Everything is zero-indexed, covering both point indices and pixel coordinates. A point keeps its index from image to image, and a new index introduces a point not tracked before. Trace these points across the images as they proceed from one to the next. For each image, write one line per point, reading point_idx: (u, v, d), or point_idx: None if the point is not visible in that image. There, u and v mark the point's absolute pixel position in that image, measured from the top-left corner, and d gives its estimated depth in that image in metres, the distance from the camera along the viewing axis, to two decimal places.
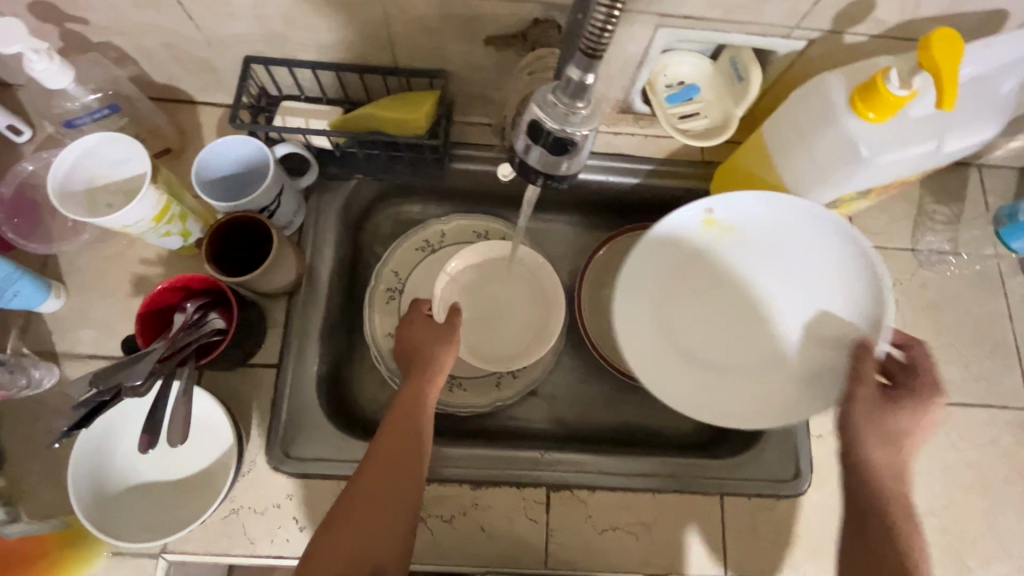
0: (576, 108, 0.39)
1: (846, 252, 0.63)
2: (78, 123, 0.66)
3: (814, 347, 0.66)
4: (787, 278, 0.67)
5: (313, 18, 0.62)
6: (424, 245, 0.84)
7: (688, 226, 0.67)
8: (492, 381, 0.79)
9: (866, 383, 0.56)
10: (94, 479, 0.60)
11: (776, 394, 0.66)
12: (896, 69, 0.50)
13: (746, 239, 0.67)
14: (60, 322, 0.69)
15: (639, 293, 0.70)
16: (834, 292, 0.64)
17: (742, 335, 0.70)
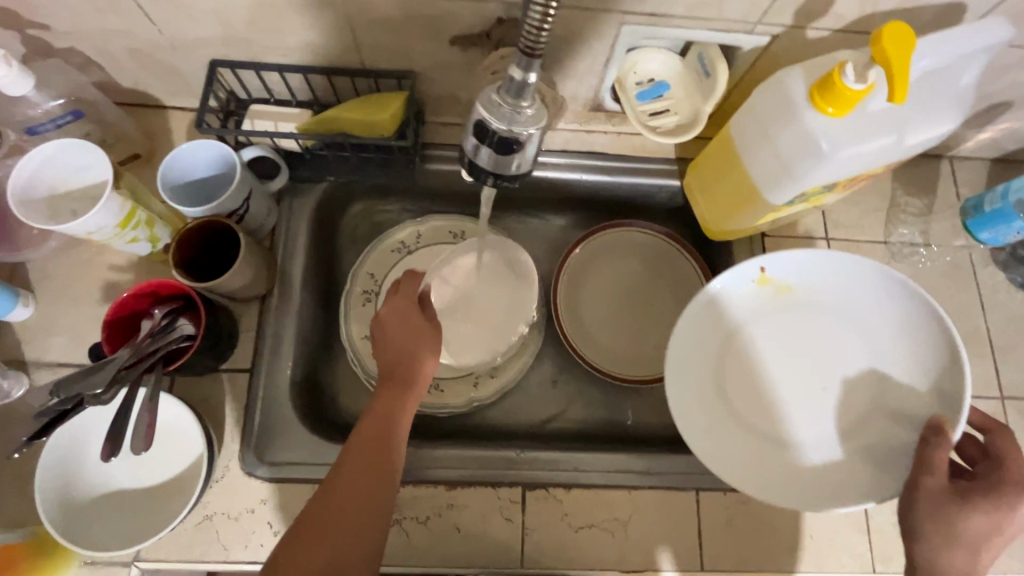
0: (521, 108, 0.39)
1: (910, 317, 0.65)
2: (42, 130, 0.66)
3: (877, 421, 0.66)
4: (850, 348, 0.69)
5: (276, 20, 0.62)
6: (400, 247, 0.84)
7: (748, 286, 0.69)
8: (470, 381, 0.79)
9: (935, 474, 0.54)
10: (64, 489, 0.60)
11: (845, 470, 0.65)
12: (852, 64, 0.51)
13: (808, 306, 0.70)
14: (28, 331, 0.69)
15: (699, 355, 0.69)
16: (898, 362, 0.66)
17: (812, 405, 0.69)
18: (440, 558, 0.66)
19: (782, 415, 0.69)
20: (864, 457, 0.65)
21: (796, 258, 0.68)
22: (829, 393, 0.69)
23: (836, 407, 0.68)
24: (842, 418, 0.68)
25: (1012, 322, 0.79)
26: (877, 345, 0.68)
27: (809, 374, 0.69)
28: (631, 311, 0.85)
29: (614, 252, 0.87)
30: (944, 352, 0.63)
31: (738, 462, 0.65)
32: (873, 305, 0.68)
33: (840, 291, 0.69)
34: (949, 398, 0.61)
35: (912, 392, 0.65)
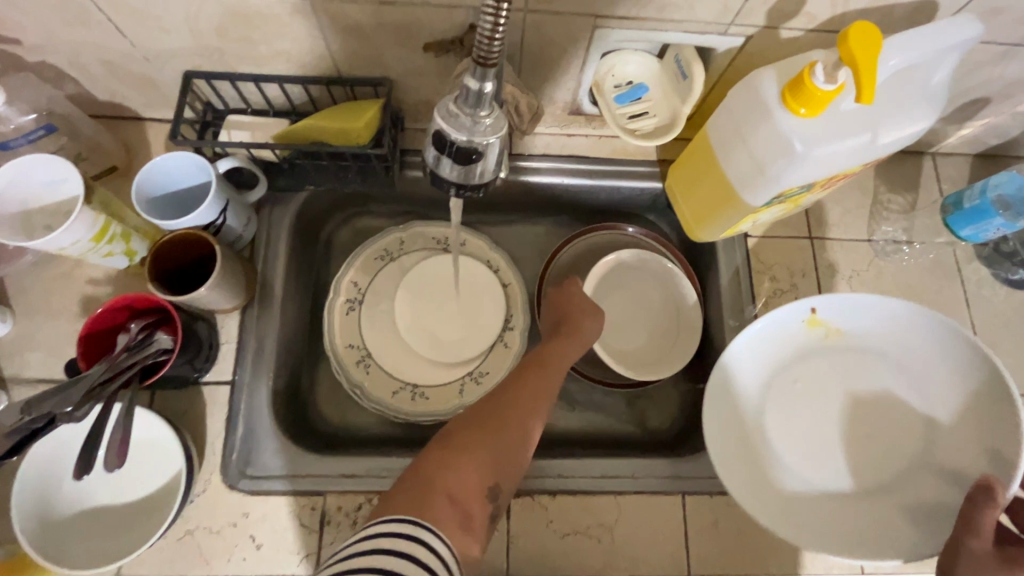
0: (480, 118, 0.39)
1: (961, 367, 0.65)
2: (14, 146, 0.65)
3: (924, 477, 0.66)
4: (896, 394, 0.70)
5: (247, 30, 0.62)
6: (384, 255, 0.83)
7: (799, 328, 0.70)
8: (456, 388, 0.78)
9: (986, 538, 0.53)
10: (41, 507, 0.59)
11: (889, 524, 0.65)
12: (822, 64, 0.51)
13: (855, 349, 0.71)
14: (5, 348, 0.68)
15: (743, 400, 0.69)
16: (951, 413, 0.66)
17: (860, 456, 0.69)
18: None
19: (827, 460, 0.69)
20: (904, 512, 0.65)
21: (847, 302, 0.68)
22: (875, 438, 0.69)
23: (885, 457, 0.68)
24: (890, 471, 0.67)
25: (996, 318, 0.79)
26: (926, 395, 0.68)
27: (854, 418, 0.70)
28: (623, 315, 0.84)
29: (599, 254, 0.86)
30: (1000, 412, 0.62)
31: (780, 510, 0.65)
32: (924, 353, 0.68)
33: (892, 338, 0.69)
34: (1001, 458, 0.60)
35: (962, 448, 0.65)
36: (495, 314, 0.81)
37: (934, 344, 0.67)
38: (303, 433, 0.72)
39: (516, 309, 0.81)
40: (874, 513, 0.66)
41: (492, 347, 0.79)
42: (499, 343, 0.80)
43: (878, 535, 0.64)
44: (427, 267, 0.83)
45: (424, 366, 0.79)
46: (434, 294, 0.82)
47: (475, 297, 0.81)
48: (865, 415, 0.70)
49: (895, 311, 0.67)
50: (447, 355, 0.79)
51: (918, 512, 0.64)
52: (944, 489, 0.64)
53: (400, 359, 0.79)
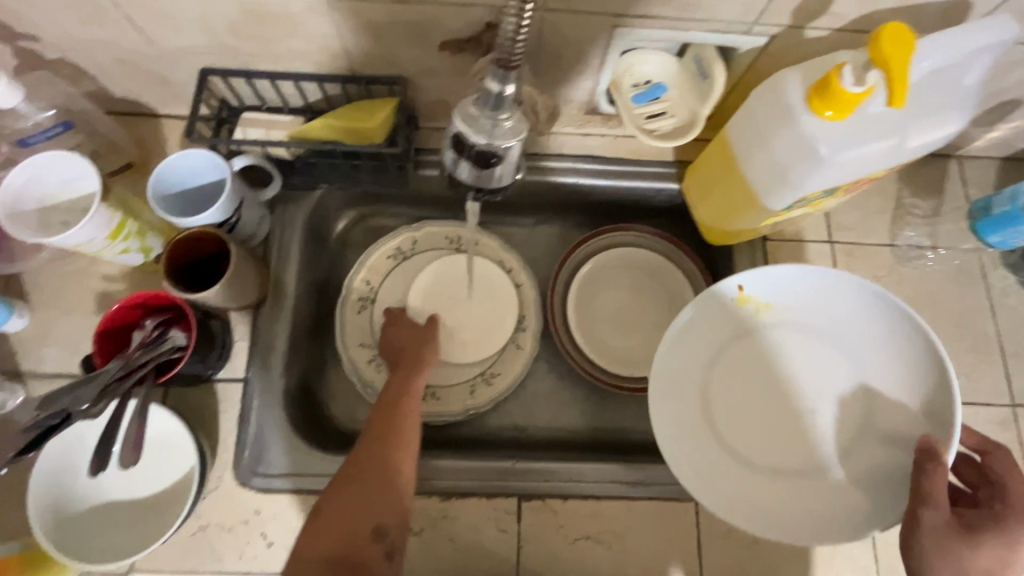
0: (500, 121, 0.38)
1: (892, 328, 0.63)
2: (33, 142, 0.65)
3: (869, 445, 0.63)
4: (835, 367, 0.66)
5: (263, 28, 0.61)
6: (396, 254, 0.82)
7: (725, 305, 0.67)
8: (467, 389, 0.78)
9: (941, 509, 0.50)
10: (56, 502, 0.60)
11: (847, 504, 0.62)
12: (850, 66, 0.49)
13: (786, 323, 0.68)
14: (24, 343, 0.69)
15: (678, 386, 0.67)
16: (886, 378, 0.64)
17: (798, 434, 0.66)
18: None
19: (769, 441, 0.66)
20: (858, 486, 0.62)
21: (773, 275, 0.65)
22: (816, 415, 0.66)
23: (830, 430, 0.65)
24: (830, 443, 0.65)
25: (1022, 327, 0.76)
26: (860, 363, 0.65)
27: (794, 396, 0.67)
28: (638, 317, 0.83)
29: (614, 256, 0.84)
30: (935, 369, 0.60)
31: (729, 496, 0.63)
32: (856, 319, 0.65)
33: (826, 309, 0.66)
34: (941, 419, 0.58)
35: (901, 413, 0.62)
36: (507, 315, 0.80)
37: (865, 307, 0.64)
38: (313, 431, 0.72)
39: (529, 310, 0.80)
40: (828, 493, 0.63)
41: (505, 348, 0.79)
42: (511, 344, 0.79)
43: (836, 520, 0.61)
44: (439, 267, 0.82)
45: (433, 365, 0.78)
46: (441, 293, 0.81)
47: (487, 298, 0.81)
48: (807, 391, 0.67)
49: (823, 279, 0.64)
50: (456, 355, 0.78)
51: (872, 484, 0.62)
52: (892, 455, 0.61)
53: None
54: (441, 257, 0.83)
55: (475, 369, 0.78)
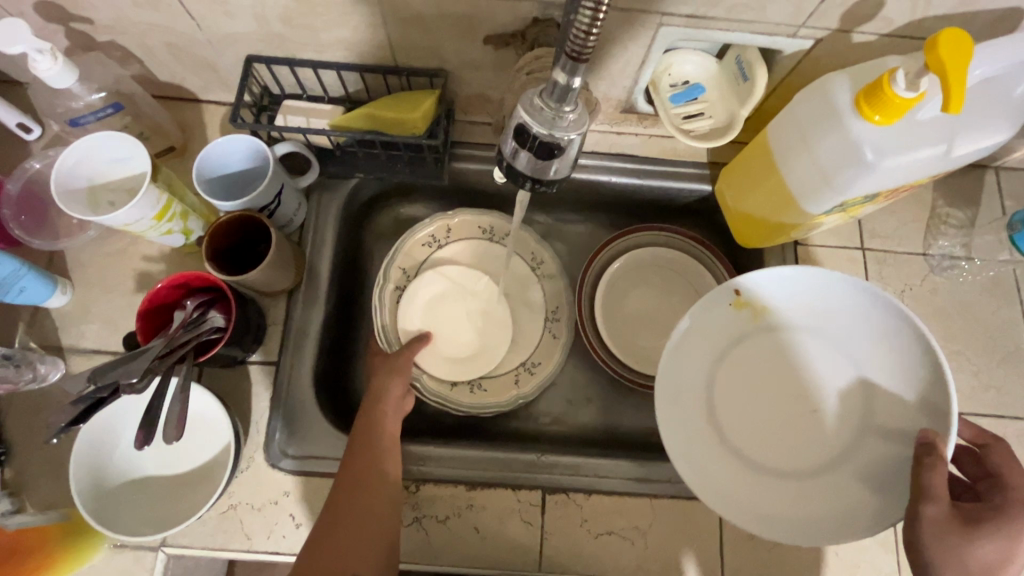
0: (564, 113, 0.39)
1: (890, 325, 0.61)
2: (83, 122, 0.67)
3: (872, 442, 0.63)
4: (830, 363, 0.66)
5: (313, 18, 0.62)
6: (431, 241, 0.81)
7: (723, 310, 0.67)
8: (513, 378, 0.77)
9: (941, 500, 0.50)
10: (95, 474, 0.61)
11: (849, 500, 0.61)
12: (904, 71, 0.49)
13: (785, 324, 0.67)
14: (65, 318, 0.71)
15: (684, 388, 0.67)
16: (886, 373, 0.62)
17: (803, 433, 0.66)
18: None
19: (773, 442, 0.66)
20: (859, 479, 0.62)
21: (772, 279, 0.64)
22: (815, 412, 0.66)
23: (835, 428, 0.65)
24: (836, 440, 0.65)
25: None
26: (859, 359, 0.64)
27: (794, 395, 0.67)
28: (665, 320, 0.83)
29: (641, 258, 0.84)
30: (925, 361, 0.58)
31: (730, 490, 0.62)
32: (854, 318, 0.63)
33: (818, 308, 0.65)
34: (939, 413, 0.57)
35: (899, 407, 0.61)
36: (540, 304, 0.81)
37: (864, 307, 0.62)
38: (341, 419, 0.73)
39: (562, 301, 0.80)
40: (830, 489, 0.63)
41: (541, 337, 0.79)
42: (547, 332, 0.79)
43: (839, 516, 0.60)
44: (473, 260, 0.83)
45: (475, 360, 0.77)
46: (466, 280, 0.81)
47: (518, 288, 0.82)
48: (809, 387, 0.67)
49: (824, 281, 0.63)
50: (503, 347, 0.78)
51: (873, 479, 0.61)
52: (892, 450, 0.61)
53: (437, 359, 0.76)
54: (476, 247, 0.83)
55: (521, 361, 0.78)
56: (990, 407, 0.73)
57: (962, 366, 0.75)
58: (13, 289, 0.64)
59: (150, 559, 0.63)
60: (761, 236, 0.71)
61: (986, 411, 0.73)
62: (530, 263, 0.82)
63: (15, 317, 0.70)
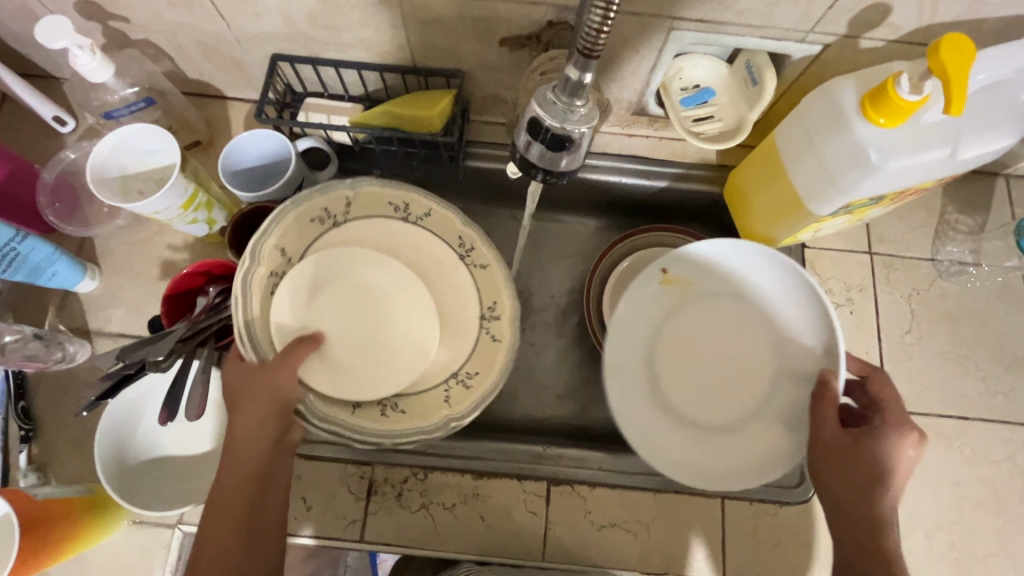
0: (575, 107, 0.41)
1: (794, 280, 0.58)
2: (117, 114, 0.70)
3: (784, 389, 0.62)
4: (746, 322, 0.65)
5: (336, 19, 0.65)
6: (324, 216, 0.62)
7: (651, 289, 0.66)
8: (441, 396, 0.63)
9: (825, 430, 0.53)
10: (118, 451, 0.64)
11: (769, 446, 0.61)
12: (908, 75, 0.51)
13: (708, 295, 0.66)
14: (93, 303, 0.74)
15: (625, 374, 0.67)
16: (793, 327, 0.60)
17: (728, 392, 0.66)
18: (401, 526, 0.68)
19: (706, 403, 0.67)
20: (778, 424, 0.62)
21: (685, 253, 0.63)
22: (744, 368, 0.65)
23: (753, 386, 0.65)
24: (754, 394, 0.64)
25: None
26: (770, 316, 0.62)
27: (723, 351, 0.67)
28: None
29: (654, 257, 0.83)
30: (822, 313, 0.57)
31: (692, 459, 0.64)
32: (760, 278, 0.61)
33: (736, 272, 0.63)
34: (832, 352, 0.56)
35: (803, 353, 0.60)
36: (474, 302, 0.66)
37: (772, 268, 0.60)
38: None
39: (501, 295, 0.65)
40: (764, 439, 0.62)
41: (478, 342, 0.65)
42: (484, 334, 0.65)
43: (759, 460, 0.61)
44: (380, 243, 0.65)
45: (396, 370, 0.61)
46: (367, 264, 0.63)
47: (447, 288, 0.66)
48: (734, 347, 0.66)
49: (738, 248, 0.61)
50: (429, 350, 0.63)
51: (791, 420, 0.61)
52: (800, 394, 0.60)
53: (343, 372, 0.59)
54: (381, 228, 0.65)
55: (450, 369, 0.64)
56: (996, 412, 0.73)
57: (968, 371, 0.75)
58: (45, 273, 0.67)
59: (167, 536, 0.66)
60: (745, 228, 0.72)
61: (992, 416, 0.73)
62: (458, 250, 0.66)
63: (45, 300, 0.73)
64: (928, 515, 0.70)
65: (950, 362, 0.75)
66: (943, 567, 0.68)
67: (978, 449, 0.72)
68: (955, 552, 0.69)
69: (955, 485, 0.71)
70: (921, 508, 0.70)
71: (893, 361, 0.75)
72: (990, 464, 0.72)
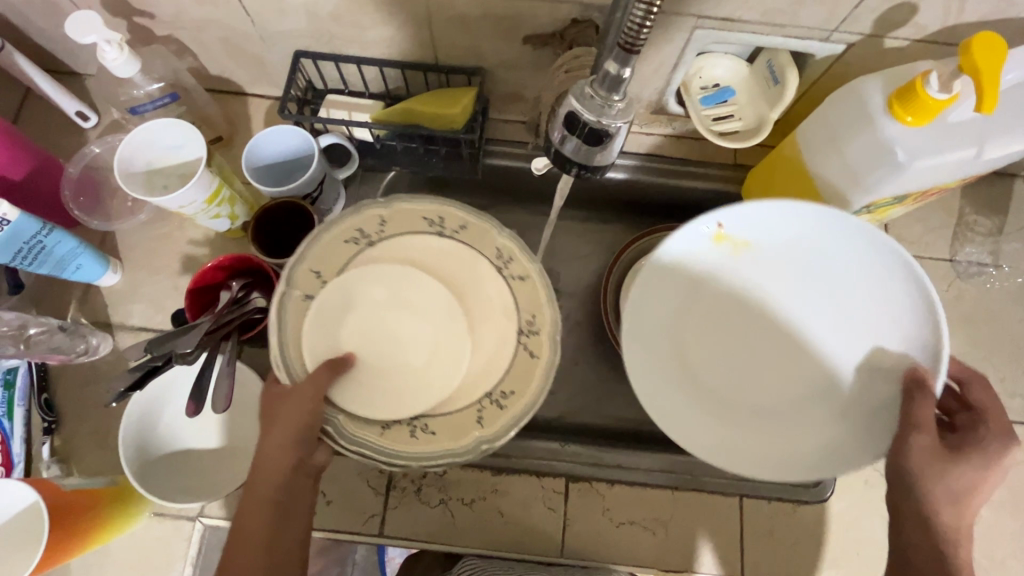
0: (612, 102, 0.41)
1: (877, 263, 0.55)
2: (142, 110, 0.71)
3: (842, 377, 0.59)
4: (798, 300, 0.61)
5: (360, 17, 0.65)
6: (359, 236, 0.56)
7: (701, 245, 0.59)
8: (474, 415, 0.53)
9: (924, 436, 0.49)
10: (141, 443, 0.64)
11: (828, 435, 0.58)
12: (937, 74, 0.51)
13: (760, 261, 0.60)
14: (115, 296, 0.74)
15: (660, 353, 0.62)
16: (866, 309, 0.57)
17: (768, 371, 0.62)
18: (419, 521, 0.68)
19: (743, 384, 0.62)
20: (835, 413, 0.58)
21: (754, 209, 0.56)
22: (785, 358, 0.62)
23: (796, 371, 0.61)
24: (796, 375, 0.61)
25: None
26: (834, 296, 0.59)
27: (764, 338, 0.63)
28: None
29: None
30: (914, 300, 0.53)
31: (738, 447, 0.59)
32: (830, 252, 0.57)
33: (798, 242, 0.58)
34: (932, 352, 0.52)
35: (873, 342, 0.57)
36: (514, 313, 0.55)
37: (849, 244, 0.56)
38: None
39: (542, 307, 0.55)
40: (817, 425, 0.59)
41: (514, 357, 0.54)
42: (521, 349, 0.55)
43: (815, 453, 0.57)
44: (412, 258, 0.57)
45: (428, 388, 0.53)
46: (397, 279, 0.55)
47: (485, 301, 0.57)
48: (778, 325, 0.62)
49: (810, 218, 0.56)
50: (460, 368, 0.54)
51: (851, 412, 0.57)
52: (869, 385, 0.57)
53: (372, 394, 0.53)
54: (415, 245, 0.57)
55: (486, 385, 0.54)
56: (1015, 413, 0.73)
57: (987, 372, 0.75)
58: (70, 266, 0.68)
59: (188, 528, 0.67)
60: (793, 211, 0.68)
61: (1011, 418, 0.73)
62: (496, 261, 0.57)
63: (68, 294, 0.74)
64: None
65: (969, 362, 0.75)
66: None
67: None
68: (974, 554, 0.69)
69: None
70: None
71: None
72: None
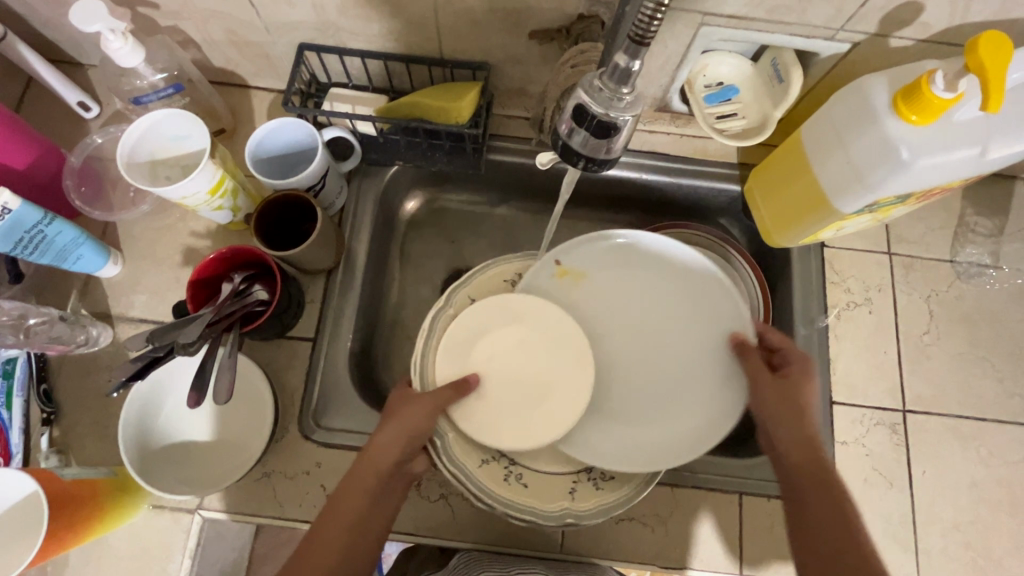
0: (621, 94, 0.41)
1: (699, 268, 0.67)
2: (146, 101, 0.71)
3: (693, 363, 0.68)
4: (637, 313, 0.70)
5: (365, 10, 0.65)
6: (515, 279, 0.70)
7: (547, 280, 0.68)
8: (568, 486, 0.65)
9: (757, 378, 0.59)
10: (141, 435, 0.64)
11: (696, 415, 0.65)
12: (942, 72, 0.51)
13: (593, 292, 0.70)
14: (115, 287, 0.74)
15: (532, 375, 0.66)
16: (683, 309, 0.69)
17: (628, 376, 0.69)
18: (419, 516, 0.68)
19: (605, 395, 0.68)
20: (694, 395, 0.66)
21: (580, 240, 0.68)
22: (638, 366, 0.69)
23: (653, 373, 0.69)
24: (657, 379, 0.69)
25: None
26: (657, 305, 0.70)
27: (615, 355, 0.69)
28: None
29: None
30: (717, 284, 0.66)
31: (618, 444, 0.65)
32: (658, 269, 0.70)
33: (626, 267, 0.70)
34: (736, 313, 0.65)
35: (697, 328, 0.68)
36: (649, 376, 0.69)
37: (670, 262, 0.69)
38: (372, 395, 0.75)
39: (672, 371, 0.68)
40: (679, 414, 0.66)
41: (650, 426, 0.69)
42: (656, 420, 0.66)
43: (693, 432, 0.64)
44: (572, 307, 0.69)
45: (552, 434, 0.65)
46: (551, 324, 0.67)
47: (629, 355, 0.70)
48: (628, 341, 0.70)
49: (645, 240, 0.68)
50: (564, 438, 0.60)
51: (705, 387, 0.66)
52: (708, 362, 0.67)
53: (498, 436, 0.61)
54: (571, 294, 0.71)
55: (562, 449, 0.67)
56: (1014, 413, 0.74)
57: (986, 372, 0.75)
58: (71, 257, 0.67)
59: (187, 521, 0.66)
60: (782, 231, 0.71)
61: (1010, 418, 0.74)
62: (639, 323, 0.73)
63: (68, 284, 0.74)
64: (945, 514, 0.70)
65: (968, 362, 0.75)
66: (960, 567, 0.69)
67: (994, 450, 0.72)
68: (971, 552, 0.69)
69: (973, 486, 0.71)
70: (937, 508, 0.70)
71: (912, 361, 0.75)
72: (1008, 465, 0.72)
